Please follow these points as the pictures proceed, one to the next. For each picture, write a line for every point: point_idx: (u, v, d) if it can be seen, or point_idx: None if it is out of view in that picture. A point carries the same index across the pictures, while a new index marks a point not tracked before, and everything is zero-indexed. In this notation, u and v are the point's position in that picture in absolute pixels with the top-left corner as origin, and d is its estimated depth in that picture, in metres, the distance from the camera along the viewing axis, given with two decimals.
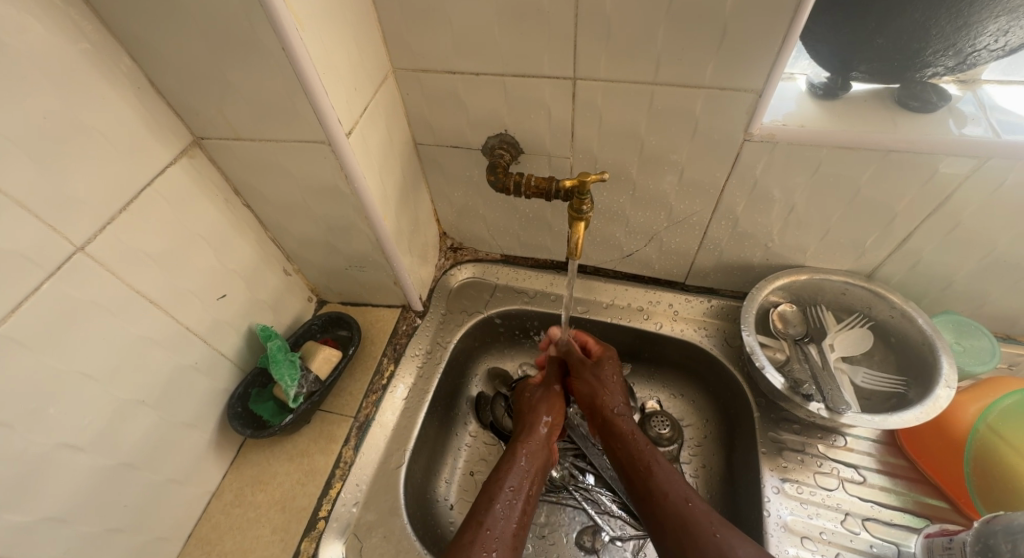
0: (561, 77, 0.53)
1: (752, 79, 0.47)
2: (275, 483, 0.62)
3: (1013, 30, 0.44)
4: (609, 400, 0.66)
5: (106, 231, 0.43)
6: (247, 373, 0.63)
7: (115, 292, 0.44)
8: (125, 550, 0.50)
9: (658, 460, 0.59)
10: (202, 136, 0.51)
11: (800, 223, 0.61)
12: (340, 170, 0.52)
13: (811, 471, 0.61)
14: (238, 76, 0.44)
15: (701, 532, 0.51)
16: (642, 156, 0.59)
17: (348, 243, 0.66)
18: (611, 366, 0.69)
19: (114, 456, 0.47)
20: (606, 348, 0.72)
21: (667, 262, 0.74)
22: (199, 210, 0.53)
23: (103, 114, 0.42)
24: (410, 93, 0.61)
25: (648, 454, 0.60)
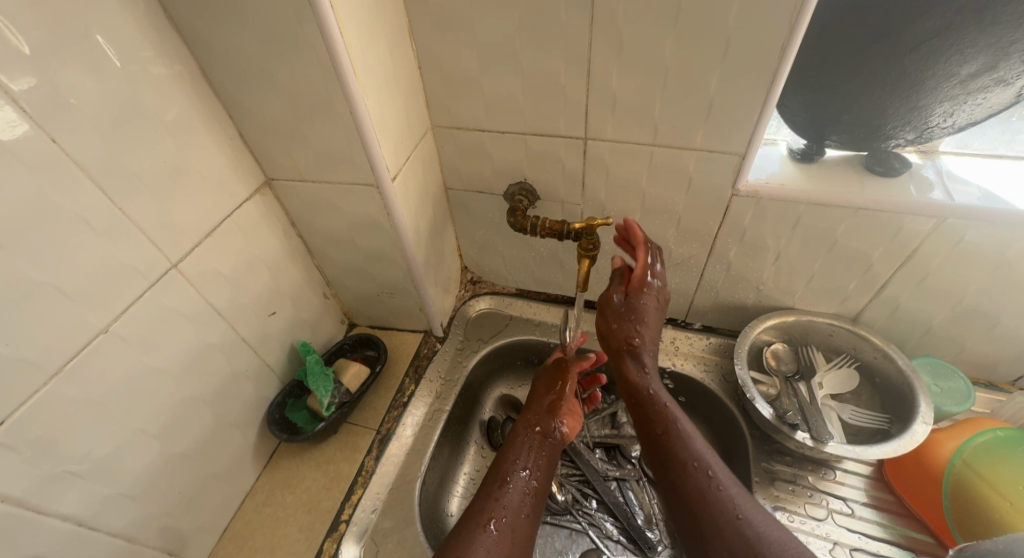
0: (574, 138, 0.63)
1: (736, 145, 0.56)
2: (303, 486, 0.68)
3: (957, 112, 0.52)
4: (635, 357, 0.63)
5: (193, 253, 0.52)
6: (285, 384, 0.71)
7: (194, 303, 0.53)
8: (175, 535, 0.56)
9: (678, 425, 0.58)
10: (273, 178, 0.61)
11: (786, 269, 0.68)
12: (383, 209, 0.62)
13: (801, 502, 0.65)
14: (310, 131, 0.54)
15: (717, 507, 0.51)
16: (644, 205, 0.67)
17: (382, 272, 0.74)
18: (650, 298, 0.63)
19: (178, 446, 0.54)
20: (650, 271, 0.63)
21: (668, 301, 0.81)
22: (262, 237, 0.62)
23: (204, 158, 0.52)
24: (445, 146, 0.71)
25: (667, 416, 0.59)
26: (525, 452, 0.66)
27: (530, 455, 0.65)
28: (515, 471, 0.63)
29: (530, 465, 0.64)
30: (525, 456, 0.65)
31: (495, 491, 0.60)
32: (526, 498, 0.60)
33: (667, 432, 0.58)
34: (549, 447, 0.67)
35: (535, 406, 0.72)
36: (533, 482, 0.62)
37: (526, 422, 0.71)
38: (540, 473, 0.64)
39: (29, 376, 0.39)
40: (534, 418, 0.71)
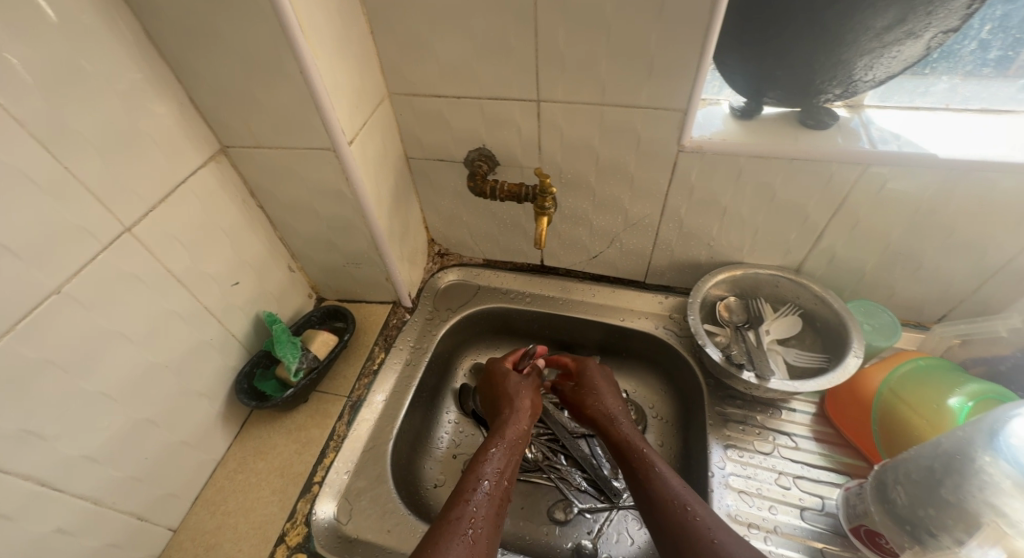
0: (528, 100, 0.65)
1: (678, 101, 0.59)
2: (275, 452, 0.69)
3: (876, 66, 0.56)
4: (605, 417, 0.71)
5: (148, 217, 0.52)
6: (253, 355, 0.71)
7: (152, 268, 0.53)
8: (144, 500, 0.56)
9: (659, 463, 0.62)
10: (228, 145, 0.61)
11: (734, 224, 0.72)
12: (341, 174, 0.62)
13: (750, 439, 0.70)
14: (262, 94, 0.54)
15: (699, 538, 0.53)
16: (598, 165, 0.70)
17: (347, 242, 0.75)
18: (607, 392, 0.74)
19: (143, 411, 0.54)
20: (588, 362, 0.80)
21: (628, 262, 0.86)
22: (220, 204, 0.62)
23: (154, 122, 0.52)
24: (403, 114, 0.72)
25: (650, 459, 0.63)
26: (500, 457, 0.63)
27: (505, 461, 0.63)
28: (490, 478, 0.60)
29: (503, 470, 0.62)
30: (499, 462, 0.63)
31: (467, 494, 0.57)
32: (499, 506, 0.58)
33: (646, 473, 0.62)
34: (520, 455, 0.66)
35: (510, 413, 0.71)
36: (502, 489, 0.60)
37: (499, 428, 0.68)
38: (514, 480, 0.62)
39: None
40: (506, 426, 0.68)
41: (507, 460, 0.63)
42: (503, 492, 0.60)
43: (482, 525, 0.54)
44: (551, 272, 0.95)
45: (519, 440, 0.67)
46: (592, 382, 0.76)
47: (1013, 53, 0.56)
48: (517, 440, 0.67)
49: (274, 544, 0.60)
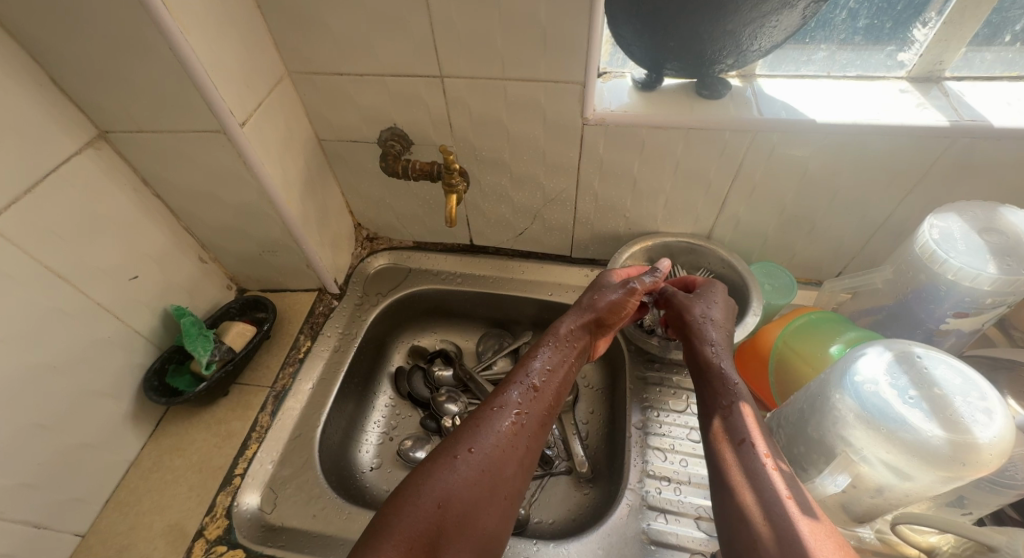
0: (431, 76, 0.64)
1: (575, 74, 0.59)
2: (193, 448, 0.67)
3: (760, 35, 0.57)
4: (705, 332, 0.59)
5: (11, 210, 0.48)
6: (164, 351, 0.69)
7: (23, 264, 0.50)
8: (42, 506, 0.54)
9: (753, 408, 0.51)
10: (108, 130, 0.57)
11: (646, 194, 0.74)
12: (238, 157, 0.60)
13: (667, 399, 0.73)
14: (134, 74, 0.51)
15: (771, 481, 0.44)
16: (510, 141, 0.70)
17: (259, 229, 0.73)
18: (716, 299, 0.63)
19: (27, 416, 0.51)
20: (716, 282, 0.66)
21: (553, 237, 0.87)
22: (105, 193, 0.58)
23: (9, 107, 0.48)
24: (307, 93, 0.69)
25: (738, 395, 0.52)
26: (558, 353, 0.60)
27: (563, 360, 0.60)
28: (540, 374, 0.57)
29: (559, 370, 0.59)
30: (555, 359, 0.59)
31: (518, 381, 0.57)
32: (546, 404, 0.56)
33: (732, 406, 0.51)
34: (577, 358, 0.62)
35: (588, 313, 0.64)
36: (555, 387, 0.58)
37: (565, 324, 0.63)
38: (563, 382, 0.58)
39: None
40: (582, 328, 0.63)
41: (556, 370, 0.59)
42: (551, 391, 0.57)
43: (526, 419, 0.54)
44: (482, 251, 0.95)
45: (581, 336, 0.63)
46: (713, 295, 0.64)
47: (880, 21, 0.60)
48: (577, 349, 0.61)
49: (192, 539, 0.59)
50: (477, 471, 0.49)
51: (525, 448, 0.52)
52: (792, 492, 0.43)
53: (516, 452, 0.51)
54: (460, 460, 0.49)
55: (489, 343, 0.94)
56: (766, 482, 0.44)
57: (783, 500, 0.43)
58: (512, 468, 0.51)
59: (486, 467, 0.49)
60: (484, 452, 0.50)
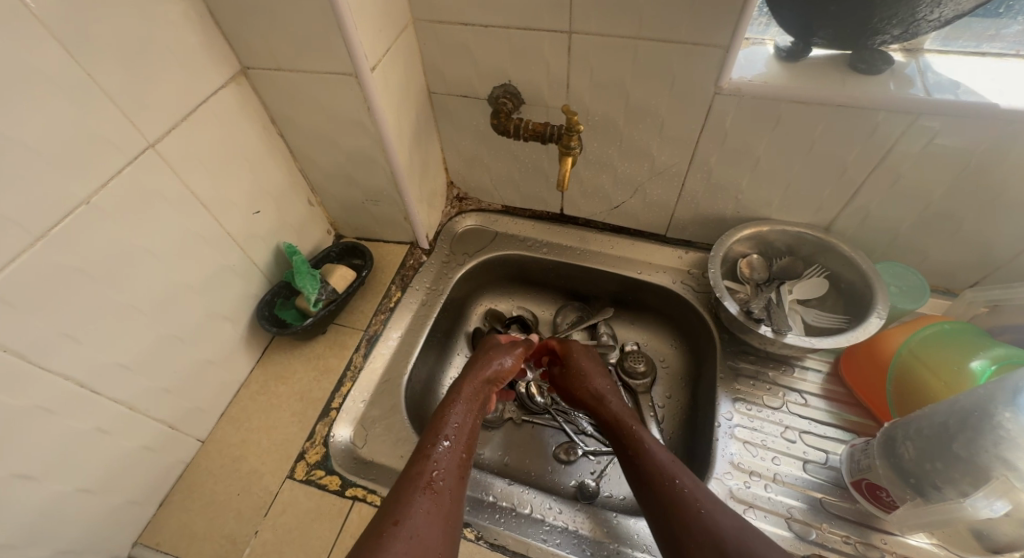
0: (559, 32, 0.61)
1: (720, 37, 0.55)
2: (295, 377, 0.72)
3: (946, 2, 0.50)
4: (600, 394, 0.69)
5: (170, 135, 0.51)
6: (274, 285, 0.73)
7: (175, 188, 0.53)
8: (174, 410, 0.59)
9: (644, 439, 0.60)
10: (249, 66, 0.60)
11: (766, 175, 0.69)
12: (363, 102, 0.61)
13: (760, 394, 0.70)
14: (283, 10, 0.52)
15: (686, 508, 0.51)
16: (628, 107, 0.67)
17: (367, 177, 0.74)
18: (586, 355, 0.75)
19: (171, 328, 0.56)
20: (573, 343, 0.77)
21: (650, 213, 0.84)
22: (240, 128, 0.61)
23: (175, 36, 0.50)
24: (427, 43, 0.69)
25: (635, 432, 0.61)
26: (459, 424, 0.58)
27: (462, 430, 0.58)
28: (451, 431, 0.57)
29: (462, 438, 0.57)
30: (461, 428, 0.58)
31: (427, 449, 0.54)
32: (460, 466, 0.54)
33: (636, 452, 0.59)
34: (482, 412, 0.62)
35: (482, 365, 0.67)
36: (465, 451, 0.56)
37: (455, 395, 0.62)
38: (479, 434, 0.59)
39: (13, 233, 0.40)
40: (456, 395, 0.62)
41: (469, 421, 0.59)
42: (466, 445, 0.56)
43: (444, 477, 0.52)
44: (570, 222, 0.93)
45: (480, 391, 0.65)
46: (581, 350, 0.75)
47: None
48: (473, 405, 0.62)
49: (295, 461, 0.63)
50: (407, 541, 0.45)
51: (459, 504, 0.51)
52: (702, 504, 0.51)
53: (445, 520, 0.48)
54: (387, 534, 0.45)
55: (568, 315, 0.94)
56: (685, 501, 0.52)
57: (699, 513, 0.51)
58: (442, 535, 0.47)
59: (415, 536, 0.45)
60: (414, 522, 0.47)
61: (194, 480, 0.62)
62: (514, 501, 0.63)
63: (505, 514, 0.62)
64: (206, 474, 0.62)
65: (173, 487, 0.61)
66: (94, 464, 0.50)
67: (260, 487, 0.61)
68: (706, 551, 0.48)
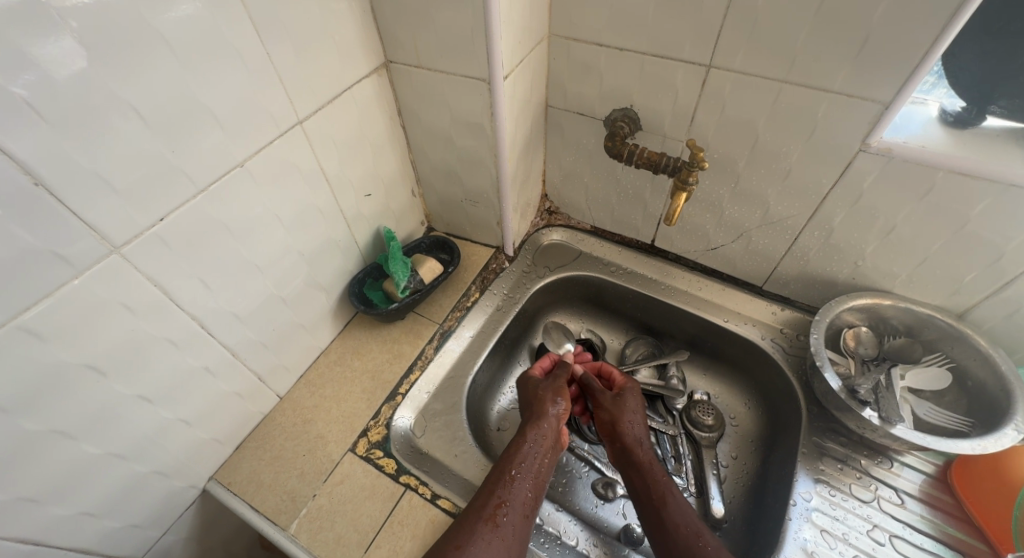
0: (697, 64, 0.60)
1: (881, 91, 0.51)
2: (370, 355, 0.74)
3: None
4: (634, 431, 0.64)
5: (316, 115, 0.56)
6: (367, 265, 0.76)
7: (309, 163, 0.58)
8: (265, 364, 0.63)
9: (673, 493, 0.58)
10: (392, 60, 0.63)
11: (898, 245, 0.63)
12: (489, 108, 0.62)
13: (847, 481, 0.63)
14: (439, 13, 0.55)
15: None
16: (753, 151, 0.64)
17: (471, 178, 0.76)
18: (634, 398, 0.68)
19: (278, 289, 0.60)
20: (629, 381, 0.72)
21: (751, 262, 0.79)
22: (372, 115, 0.65)
23: (341, 26, 0.55)
24: (557, 58, 0.69)
25: (664, 485, 0.59)
26: (531, 463, 0.58)
27: (534, 470, 0.57)
28: (520, 468, 0.56)
29: (532, 478, 0.56)
30: (531, 466, 0.57)
31: (495, 483, 0.55)
32: (525, 507, 0.54)
33: (662, 499, 0.58)
34: (551, 449, 0.61)
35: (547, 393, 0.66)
36: (533, 491, 0.56)
37: (529, 429, 0.61)
38: (545, 478, 0.58)
39: (184, 185, 0.44)
40: (530, 431, 0.61)
41: (538, 457, 0.59)
42: (531, 484, 0.56)
43: (510, 516, 0.52)
44: (660, 255, 0.90)
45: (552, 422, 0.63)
46: (630, 390, 0.69)
47: None
48: (546, 440, 0.61)
49: (358, 436, 0.66)
50: None
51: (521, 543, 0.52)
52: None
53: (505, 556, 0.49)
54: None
55: (639, 348, 0.90)
56: None
57: None
58: None
59: None
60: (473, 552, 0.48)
61: (268, 433, 0.66)
62: (560, 529, 0.61)
63: (550, 540, 0.60)
64: (279, 430, 0.66)
65: (250, 434, 0.65)
66: (197, 400, 0.54)
67: (323, 454, 0.64)
68: None
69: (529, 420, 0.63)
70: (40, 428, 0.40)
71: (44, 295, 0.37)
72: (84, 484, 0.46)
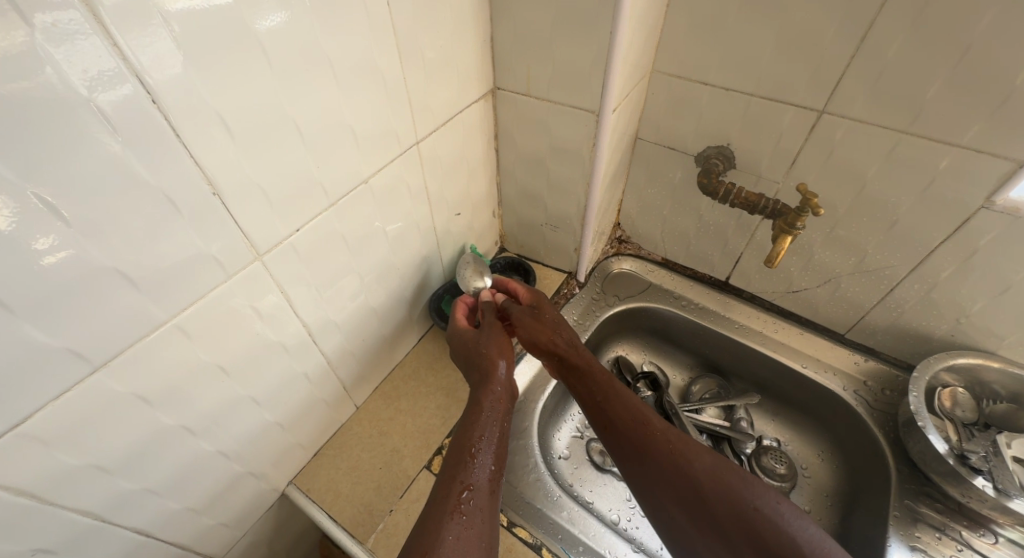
0: (809, 109, 0.59)
1: (1016, 149, 0.50)
2: (443, 373, 0.75)
3: None
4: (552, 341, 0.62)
5: (431, 135, 0.57)
6: (446, 281, 0.78)
7: (417, 181, 0.59)
8: (351, 374, 0.64)
9: (615, 387, 0.59)
10: (499, 87, 0.65)
11: (1012, 306, 0.60)
12: (592, 138, 0.63)
13: (947, 552, 0.60)
14: (560, 46, 0.56)
15: (660, 449, 0.54)
16: (857, 198, 0.63)
17: (556, 204, 0.77)
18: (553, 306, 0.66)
19: (372, 302, 0.61)
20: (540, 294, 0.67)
21: (836, 309, 0.77)
22: (473, 137, 0.67)
23: (465, 55, 0.57)
24: (657, 93, 0.70)
25: (608, 384, 0.59)
26: (490, 429, 0.51)
27: (495, 435, 0.51)
28: (475, 441, 0.50)
29: (495, 445, 0.51)
30: (492, 435, 0.51)
31: (455, 471, 0.47)
32: (491, 480, 0.48)
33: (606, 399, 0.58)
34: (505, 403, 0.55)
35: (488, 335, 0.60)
36: (497, 460, 0.50)
37: (481, 396, 0.55)
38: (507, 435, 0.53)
39: (320, 197, 0.45)
40: (484, 397, 0.54)
41: (496, 418, 0.53)
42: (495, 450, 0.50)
43: (478, 495, 0.46)
44: (733, 293, 0.88)
45: (501, 368, 0.57)
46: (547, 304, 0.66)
47: None
48: (500, 391, 0.55)
49: (432, 454, 0.65)
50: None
51: (495, 508, 0.46)
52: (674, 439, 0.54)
53: (480, 544, 0.42)
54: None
55: (706, 386, 0.88)
56: (667, 451, 0.54)
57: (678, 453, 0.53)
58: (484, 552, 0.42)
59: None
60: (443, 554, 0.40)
61: (345, 442, 0.66)
62: None
63: None
64: (355, 440, 0.66)
65: (327, 442, 0.66)
66: (293, 404, 0.55)
67: (399, 468, 0.64)
68: (687, 489, 0.52)
69: (478, 385, 0.56)
70: (172, 423, 0.41)
71: (197, 295, 0.39)
72: (194, 480, 0.47)
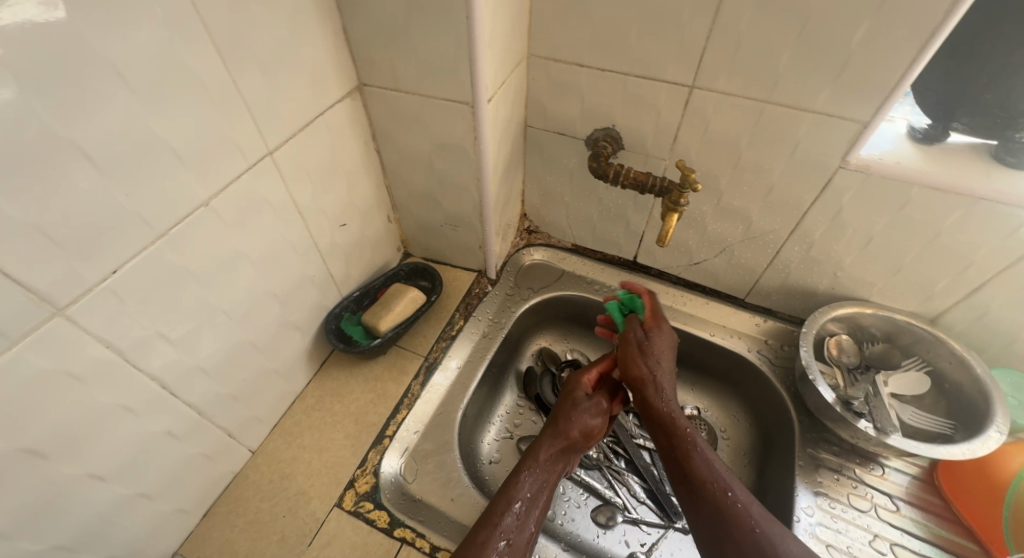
0: (679, 85, 0.60)
1: (859, 111, 0.53)
2: (351, 397, 0.69)
3: None
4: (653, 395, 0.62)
5: (287, 143, 0.51)
6: (344, 298, 0.72)
7: (281, 196, 0.53)
8: (238, 419, 0.57)
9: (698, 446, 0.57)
10: (366, 84, 0.60)
11: (877, 256, 0.65)
12: (471, 131, 0.60)
13: (845, 491, 0.64)
14: (418, 34, 0.52)
15: (743, 520, 0.49)
16: (735, 168, 0.64)
17: (451, 202, 0.73)
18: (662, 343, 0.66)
19: (249, 336, 0.55)
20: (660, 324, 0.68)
21: (733, 276, 0.80)
22: (346, 141, 0.61)
23: (313, 51, 0.51)
24: (536, 79, 0.68)
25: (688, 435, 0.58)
26: (533, 478, 0.57)
27: (536, 487, 0.56)
28: (521, 490, 0.55)
29: (534, 497, 0.55)
30: (533, 487, 0.56)
31: (495, 516, 0.52)
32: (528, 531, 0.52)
33: (685, 453, 0.56)
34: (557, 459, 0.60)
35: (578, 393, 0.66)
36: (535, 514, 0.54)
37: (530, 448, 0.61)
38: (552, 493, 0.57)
39: (139, 231, 0.39)
40: (540, 449, 0.60)
41: (536, 476, 0.57)
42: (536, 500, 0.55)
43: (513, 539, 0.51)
44: (642, 272, 0.89)
45: (566, 425, 0.63)
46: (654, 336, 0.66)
47: None
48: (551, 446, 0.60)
49: (343, 489, 0.60)
50: None
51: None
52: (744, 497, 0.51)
53: None
54: None
55: None
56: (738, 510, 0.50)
57: (752, 521, 0.49)
58: None
59: None
60: None
61: (242, 494, 0.59)
62: None
63: None
64: (254, 489, 0.60)
65: (221, 497, 0.58)
66: (158, 469, 0.48)
67: (306, 512, 0.58)
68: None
69: (543, 434, 0.63)
70: None
71: None
72: None
